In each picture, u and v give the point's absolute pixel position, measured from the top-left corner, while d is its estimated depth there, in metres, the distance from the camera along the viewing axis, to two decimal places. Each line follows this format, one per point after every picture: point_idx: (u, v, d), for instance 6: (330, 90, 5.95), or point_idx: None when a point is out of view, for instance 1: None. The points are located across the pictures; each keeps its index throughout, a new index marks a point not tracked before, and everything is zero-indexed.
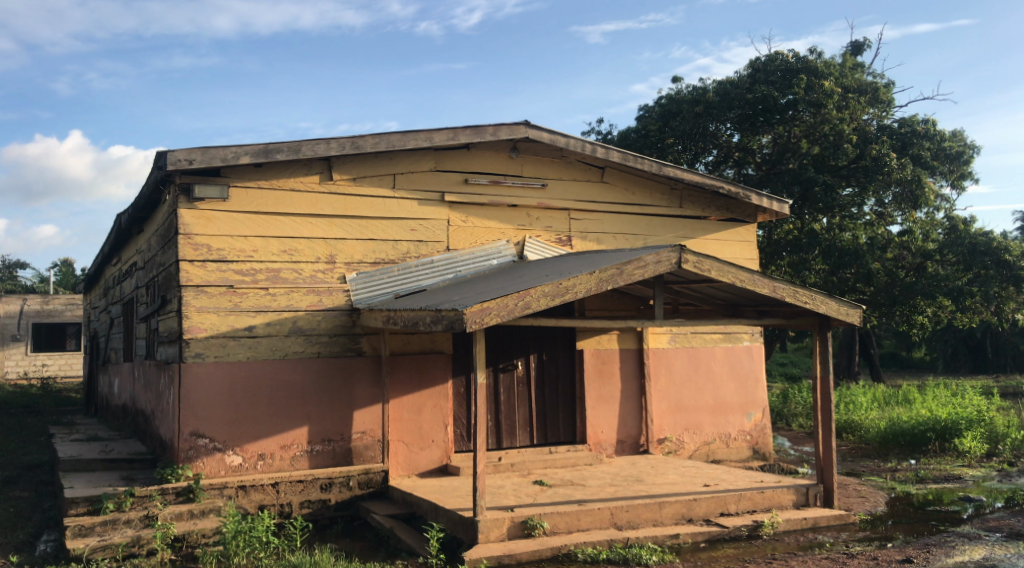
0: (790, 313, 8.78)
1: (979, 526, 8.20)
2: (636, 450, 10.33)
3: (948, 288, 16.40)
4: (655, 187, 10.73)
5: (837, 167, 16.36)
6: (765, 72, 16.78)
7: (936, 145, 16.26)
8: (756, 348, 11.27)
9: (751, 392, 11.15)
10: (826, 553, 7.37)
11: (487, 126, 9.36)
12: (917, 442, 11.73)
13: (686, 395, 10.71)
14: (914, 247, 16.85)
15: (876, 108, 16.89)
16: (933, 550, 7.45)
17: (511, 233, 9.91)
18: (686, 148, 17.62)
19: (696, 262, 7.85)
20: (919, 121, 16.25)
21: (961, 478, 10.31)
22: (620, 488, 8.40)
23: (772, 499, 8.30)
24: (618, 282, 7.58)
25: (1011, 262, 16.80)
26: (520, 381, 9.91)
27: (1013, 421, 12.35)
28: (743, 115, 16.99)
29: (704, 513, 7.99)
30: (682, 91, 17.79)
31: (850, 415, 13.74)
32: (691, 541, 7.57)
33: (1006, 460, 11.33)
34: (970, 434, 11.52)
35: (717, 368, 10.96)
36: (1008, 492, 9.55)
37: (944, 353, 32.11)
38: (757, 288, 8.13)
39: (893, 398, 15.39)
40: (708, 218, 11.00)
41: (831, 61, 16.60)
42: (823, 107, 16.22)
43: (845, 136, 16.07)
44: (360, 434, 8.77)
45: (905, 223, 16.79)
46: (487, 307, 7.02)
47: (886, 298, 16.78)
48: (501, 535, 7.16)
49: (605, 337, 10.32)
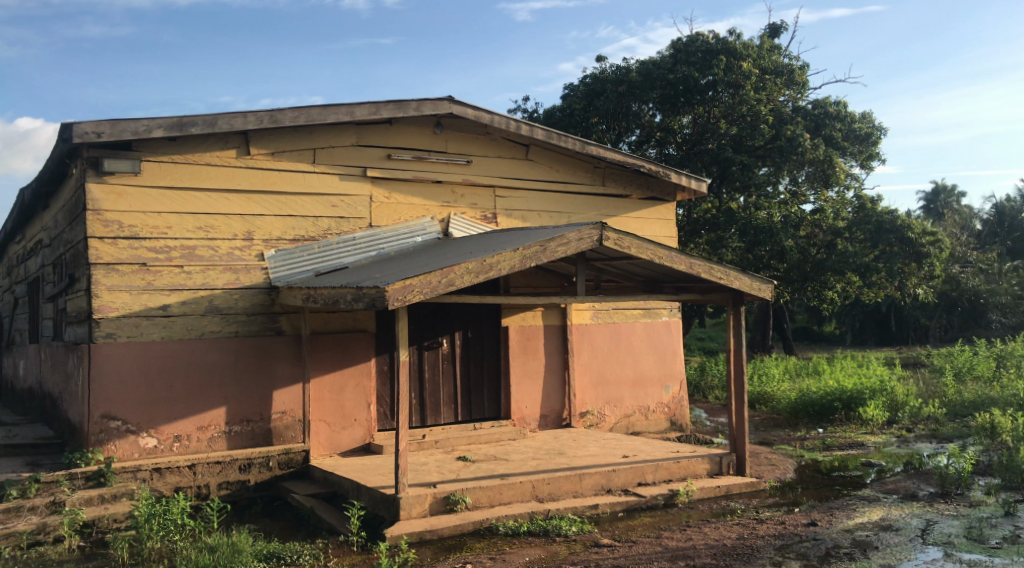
0: (706, 288, 9.01)
1: (878, 488, 8.64)
2: (558, 424, 10.51)
3: (856, 264, 17.12)
4: (578, 165, 10.84)
5: (753, 148, 16.82)
6: (686, 52, 17.06)
7: (847, 126, 17.05)
8: (675, 323, 11.55)
9: (669, 365, 11.44)
10: (737, 519, 7.64)
11: (410, 101, 9.29)
12: (825, 412, 12.26)
13: (608, 370, 10.92)
14: (826, 225, 17.62)
15: (792, 90, 17.41)
16: (836, 512, 7.82)
17: (435, 210, 9.87)
18: (610, 127, 17.86)
19: (616, 239, 8.00)
20: (832, 102, 16.92)
21: (863, 445, 10.81)
22: (543, 461, 8.55)
23: (687, 468, 8.57)
24: (541, 259, 7.66)
25: (914, 240, 17.03)
26: (444, 359, 9.90)
27: (912, 391, 12.97)
28: (665, 96, 17.21)
29: (623, 484, 8.21)
30: (606, 71, 17.86)
31: (763, 387, 14.22)
32: (609, 511, 7.76)
33: (905, 426, 11.91)
34: (872, 403, 12.11)
35: (637, 343, 11.19)
36: (906, 457, 10.05)
37: (852, 327, 33.56)
38: (675, 265, 8.32)
39: (803, 370, 16.01)
40: (629, 197, 11.18)
41: (749, 43, 16.99)
42: (743, 88, 16.78)
43: (762, 116, 16.54)
44: (280, 414, 8.69)
45: (817, 202, 17.47)
46: (409, 284, 7.01)
47: (798, 275, 17.64)
48: (423, 511, 7.21)
49: (529, 314, 10.42)
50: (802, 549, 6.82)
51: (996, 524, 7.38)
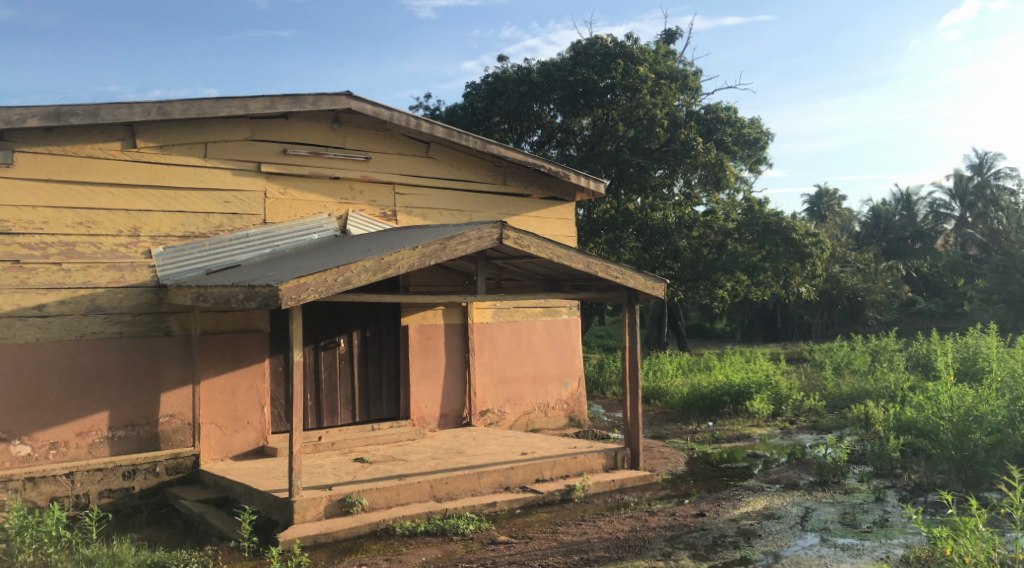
0: (603, 287, 9.17)
1: (762, 478, 9.02)
2: (458, 423, 10.52)
3: (744, 264, 17.73)
4: (479, 164, 10.87)
5: (650, 150, 17.15)
6: (585, 55, 17.31)
7: (736, 131, 17.60)
8: (574, 321, 11.72)
9: (569, 363, 11.60)
10: (630, 512, 7.83)
11: (307, 96, 9.10)
12: (714, 406, 12.65)
13: (508, 368, 10.99)
14: (717, 226, 18.19)
15: (685, 95, 17.94)
16: (723, 503, 8.11)
17: (333, 207, 9.72)
18: (512, 127, 18.10)
19: (516, 238, 8.05)
20: (722, 108, 17.47)
21: (750, 437, 11.25)
22: (441, 460, 8.53)
23: (583, 464, 8.72)
24: (440, 258, 7.65)
25: (798, 241, 17.69)
26: (342, 359, 9.73)
27: (795, 385, 13.55)
28: (564, 97, 17.42)
29: (520, 480, 8.28)
30: (507, 70, 17.87)
31: (657, 382, 14.61)
32: (506, 509, 7.81)
33: (788, 419, 12.46)
34: (757, 397, 12.57)
35: (537, 341, 11.30)
36: (789, 447, 10.50)
37: (742, 324, 34.97)
38: (573, 264, 8.44)
39: (695, 366, 16.55)
40: (530, 196, 11.29)
41: (646, 48, 17.37)
42: (638, 92, 16.99)
43: (658, 120, 16.95)
44: (168, 417, 8.37)
45: (709, 203, 18.17)
46: (304, 283, 6.88)
47: (691, 274, 18.16)
48: (317, 514, 7.09)
49: (429, 313, 10.38)
50: (690, 539, 7.04)
51: (868, 510, 7.82)
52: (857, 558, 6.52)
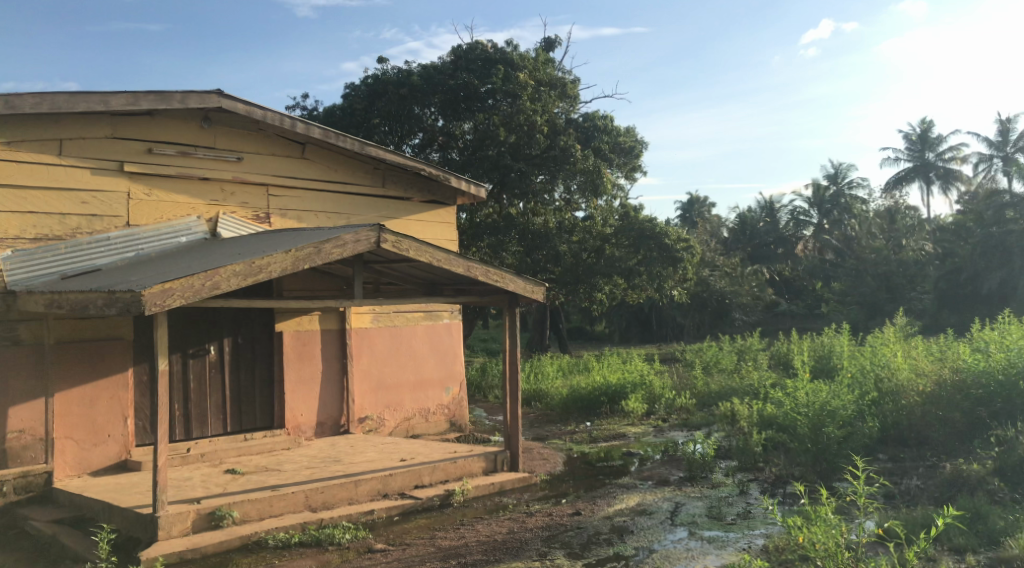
0: (483, 291, 9.19)
1: (636, 476, 9.27)
2: (336, 431, 10.29)
3: (621, 268, 18.33)
4: (358, 166, 10.69)
5: (530, 156, 17.24)
6: (466, 59, 17.44)
7: (613, 139, 18.10)
8: (455, 326, 11.68)
9: (450, 367, 11.55)
10: (509, 514, 7.87)
11: (173, 92, 8.71)
12: (592, 405, 13.09)
13: (387, 374, 10.84)
14: (595, 232, 18.38)
15: (565, 103, 18.17)
16: (598, 501, 8.27)
17: (203, 209, 9.33)
18: (392, 130, 17.72)
19: (394, 242, 7.95)
20: (599, 116, 17.89)
21: (625, 435, 11.54)
22: (317, 469, 8.33)
23: (462, 468, 8.71)
24: (315, 261, 7.46)
25: (670, 246, 18.50)
26: (213, 367, 9.36)
27: (668, 384, 14.00)
28: (446, 101, 17.47)
29: (399, 487, 8.19)
30: (387, 72, 17.69)
31: (537, 384, 14.77)
32: (384, 516, 7.69)
33: (661, 417, 12.85)
34: (633, 396, 12.97)
35: (418, 346, 11.20)
36: (663, 445, 10.82)
37: (620, 326, 35.99)
38: (452, 268, 8.41)
39: (575, 367, 16.83)
40: (410, 199, 11.19)
41: (526, 55, 17.59)
42: (519, 97, 17.05)
43: (538, 127, 16.92)
44: (18, 433, 7.76)
45: (587, 209, 18.40)
46: (169, 288, 6.57)
47: (570, 277, 18.32)
48: (184, 529, 6.78)
49: (305, 318, 10.11)
50: (566, 538, 7.14)
51: (733, 503, 8.16)
52: (721, 549, 6.77)
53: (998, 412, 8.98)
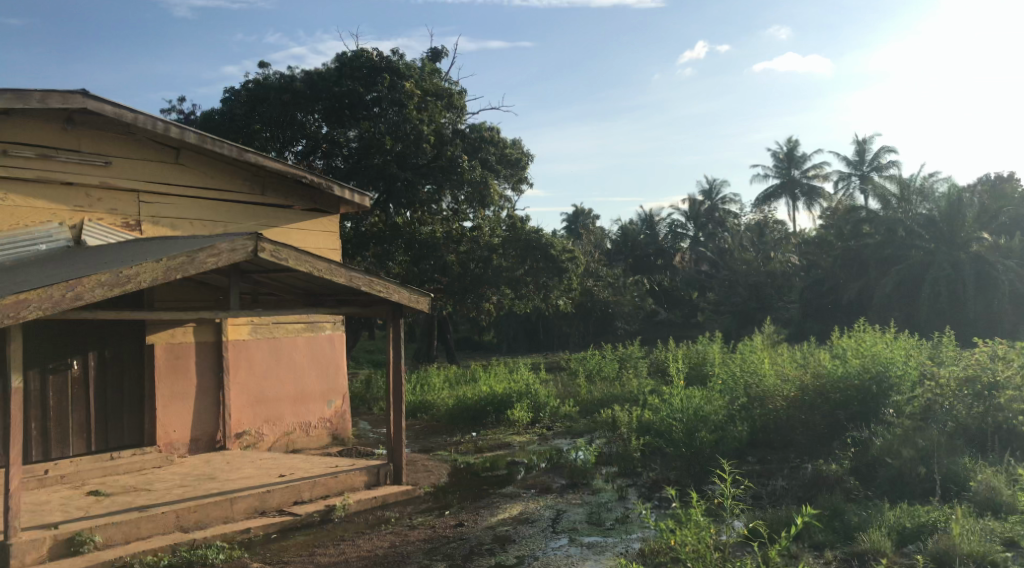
0: (365, 301, 9.05)
1: (520, 485, 9.34)
2: (211, 448, 9.90)
3: (509, 277, 18.55)
4: (236, 172, 10.35)
5: (417, 166, 17.23)
6: (351, 67, 17.07)
7: (499, 151, 18.23)
8: (338, 337, 11.49)
9: (332, 379, 11.33)
10: (391, 528, 7.77)
11: (32, 92, 8.22)
12: (478, 416, 13.15)
13: (266, 387, 10.53)
14: (482, 242, 18.24)
15: (452, 113, 18.11)
16: (481, 512, 8.28)
17: (65, 216, 8.82)
18: (274, 136, 16.97)
19: (273, 251, 7.72)
20: (486, 128, 18.00)
21: (509, 445, 11.60)
22: (190, 488, 7.98)
23: (344, 482, 8.54)
24: (188, 271, 7.17)
25: (556, 256, 18.85)
26: (76, 382, 8.85)
27: (553, 393, 14.16)
28: (330, 108, 17.09)
29: (277, 504, 7.95)
30: (269, 77, 17.20)
31: (423, 395, 14.66)
32: (261, 534, 7.44)
33: (545, 425, 12.99)
34: (518, 405, 13.12)
35: (298, 358, 10.93)
36: (547, 453, 10.94)
37: (507, 336, 36.36)
38: (334, 278, 8.25)
39: (461, 378, 16.81)
40: (291, 208, 10.92)
41: (412, 65, 17.44)
42: (405, 106, 16.91)
43: (425, 136, 16.84)
44: None
45: (475, 219, 18.54)
46: (25, 300, 6.17)
47: (458, 287, 18.32)
48: (38, 557, 6.40)
49: (178, 330, 9.69)
50: (448, 550, 7.11)
51: (612, 508, 8.32)
52: (600, 555, 6.89)
53: (855, 414, 9.56)
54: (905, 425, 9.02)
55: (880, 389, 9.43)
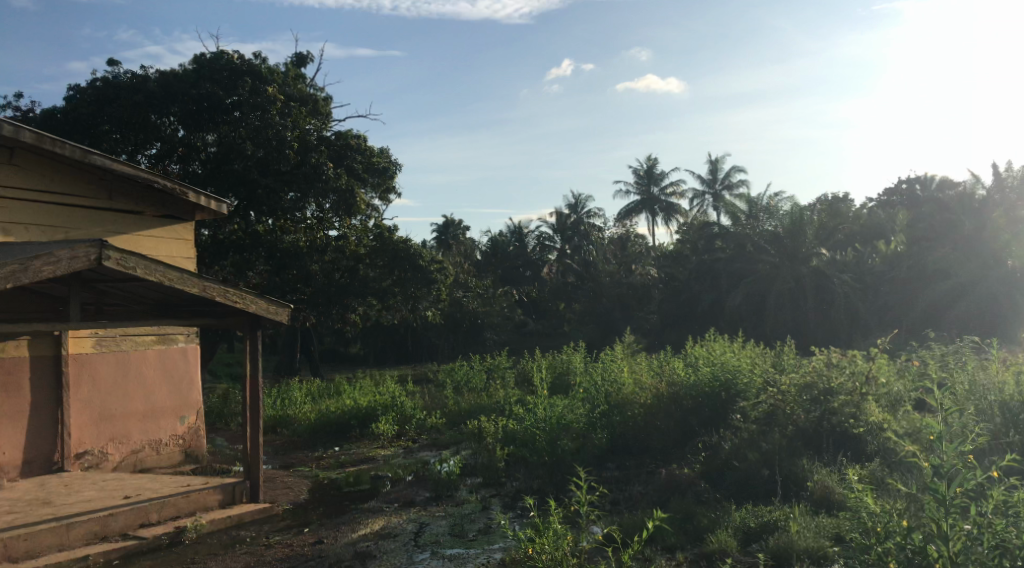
0: (221, 313, 8.75)
1: (382, 499, 9.23)
2: (48, 470, 9.26)
3: (375, 288, 18.32)
4: (80, 175, 9.77)
5: (279, 173, 16.58)
6: (210, 69, 16.53)
7: (366, 159, 18.07)
8: (192, 350, 11.01)
9: (185, 395, 10.83)
10: (246, 548, 7.53)
11: None
12: (342, 431, 12.88)
13: (112, 403, 9.94)
14: (349, 251, 18.02)
15: (316, 119, 17.88)
16: (342, 528, 8.14)
17: None
18: (125, 138, 15.89)
19: (119, 259, 7.35)
20: (351, 136, 17.77)
21: (373, 458, 11.46)
22: (22, 513, 7.45)
23: (196, 502, 8.19)
24: (22, 279, 6.73)
25: (424, 267, 18.77)
26: None
27: (418, 406, 14.09)
28: (187, 111, 16.22)
29: (121, 527, 7.53)
30: (119, 76, 16.17)
31: (283, 410, 14.21)
32: (102, 560, 7.04)
33: (410, 438, 12.90)
34: (383, 419, 12.97)
35: (148, 372, 10.38)
36: (412, 466, 10.86)
37: (375, 347, 36.03)
38: (186, 288, 7.93)
39: (325, 392, 16.44)
40: (141, 214, 10.42)
41: (274, 69, 17.10)
42: (267, 111, 16.46)
43: (288, 142, 16.38)
44: None
45: (341, 228, 17.97)
46: None
47: (323, 298, 17.86)
48: None
49: (11, 344, 9.01)
50: None
51: (474, 519, 8.36)
52: None
53: (706, 420, 10.13)
54: (752, 429, 9.49)
55: (728, 395, 10.10)
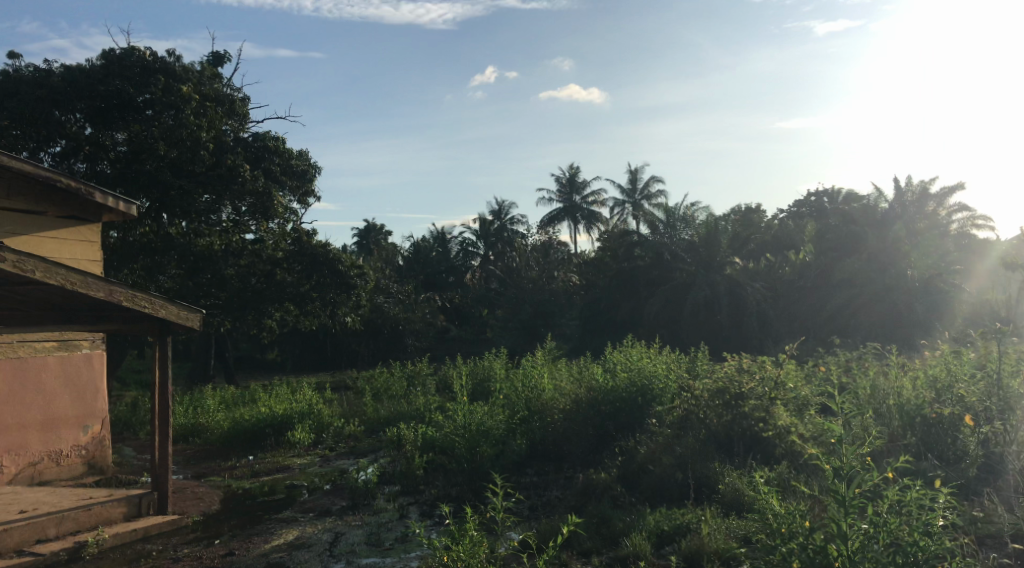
0: (128, 318, 8.48)
1: (297, 509, 9.07)
2: None
3: (292, 293, 18.00)
4: None
5: (194, 174, 15.97)
6: (119, 65, 15.52)
7: (284, 162, 17.77)
8: (97, 356, 10.57)
9: (89, 403, 10.41)
10: (150, 562, 7.37)
11: None
12: (257, 439, 12.59)
13: (8, 413, 9.48)
14: (265, 254, 17.83)
15: (233, 120, 17.42)
16: (254, 539, 8.00)
17: None
18: (25, 135, 14.78)
19: (16, 261, 7.08)
20: (269, 137, 17.46)
21: (289, 467, 11.23)
22: None
23: (99, 516, 7.90)
24: None
25: (344, 271, 18.42)
26: None
27: (337, 413, 13.87)
28: (94, 109, 15.27)
29: (16, 543, 7.26)
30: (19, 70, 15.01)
31: (195, 418, 13.77)
32: None
33: (328, 446, 12.67)
34: (299, 426, 12.74)
35: (48, 380, 9.93)
36: (329, 474, 10.69)
37: (292, 353, 35.69)
38: (89, 292, 7.65)
39: (240, 400, 16.06)
40: (43, 215, 9.98)
41: (188, 67, 16.46)
42: (182, 111, 15.73)
43: (203, 142, 15.85)
44: None
45: (258, 232, 17.75)
46: None
47: (237, 304, 17.74)
48: None
49: None
50: None
51: (391, 528, 8.29)
52: None
53: (622, 424, 10.35)
54: (667, 433, 9.70)
55: (644, 400, 10.33)
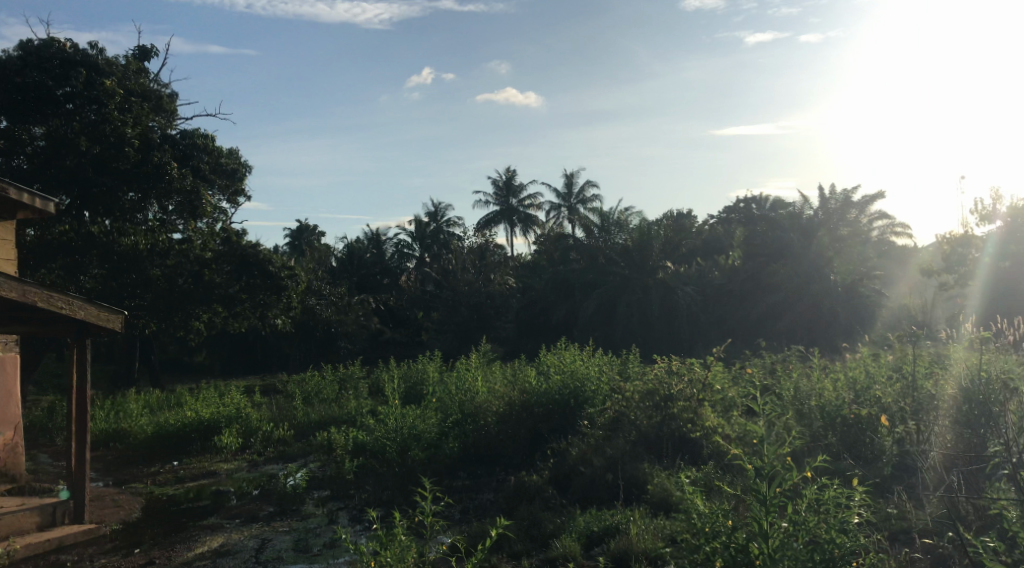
0: (44, 319, 8.17)
1: (222, 515, 8.85)
2: None
3: (221, 294, 17.70)
4: None
5: (118, 171, 15.37)
6: (37, 57, 14.81)
7: (213, 160, 17.39)
8: (10, 359, 10.12)
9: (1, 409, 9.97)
10: None
11: None
12: (181, 443, 12.41)
13: None
14: (193, 255, 17.45)
15: (160, 116, 17.00)
16: (176, 547, 7.80)
17: None
18: None
19: None
20: (199, 135, 17.00)
21: (215, 473, 10.96)
22: None
23: (10, 526, 7.58)
24: None
25: (274, 273, 18.22)
26: None
27: (265, 417, 13.59)
28: (10, 101, 14.63)
29: None
30: None
31: (116, 423, 13.33)
32: None
33: (256, 451, 12.30)
34: (226, 431, 12.44)
35: None
36: (256, 480, 10.46)
37: (222, 356, 35.24)
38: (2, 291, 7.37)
39: (165, 403, 15.61)
40: None
41: (112, 61, 15.95)
42: (105, 105, 15.26)
43: (128, 139, 15.31)
44: None
45: (185, 231, 17.33)
46: None
47: (164, 305, 16.96)
48: None
49: None
50: None
51: (320, 533, 8.15)
52: None
53: (555, 427, 10.40)
54: (598, 435, 9.77)
55: (576, 404, 10.43)
